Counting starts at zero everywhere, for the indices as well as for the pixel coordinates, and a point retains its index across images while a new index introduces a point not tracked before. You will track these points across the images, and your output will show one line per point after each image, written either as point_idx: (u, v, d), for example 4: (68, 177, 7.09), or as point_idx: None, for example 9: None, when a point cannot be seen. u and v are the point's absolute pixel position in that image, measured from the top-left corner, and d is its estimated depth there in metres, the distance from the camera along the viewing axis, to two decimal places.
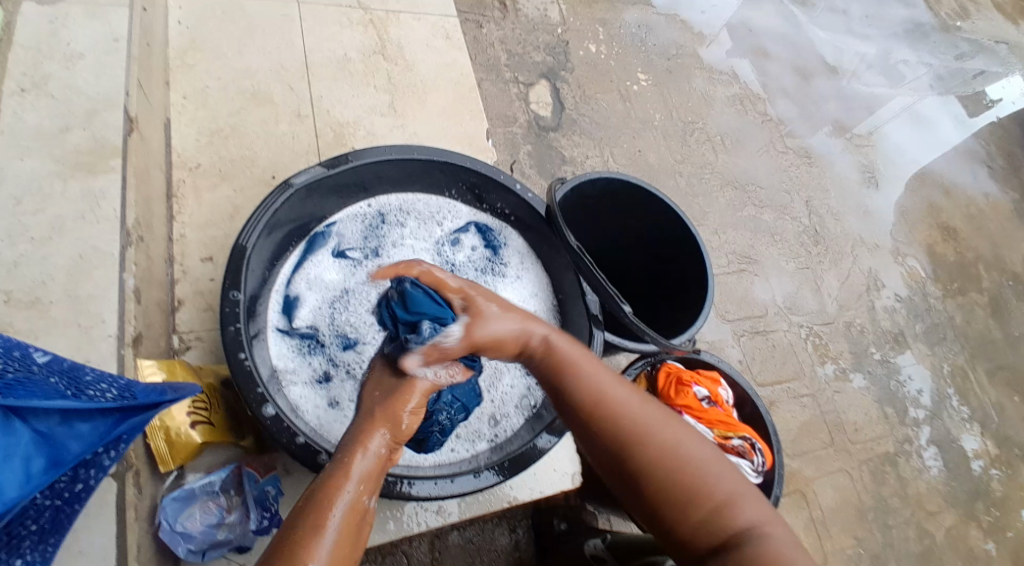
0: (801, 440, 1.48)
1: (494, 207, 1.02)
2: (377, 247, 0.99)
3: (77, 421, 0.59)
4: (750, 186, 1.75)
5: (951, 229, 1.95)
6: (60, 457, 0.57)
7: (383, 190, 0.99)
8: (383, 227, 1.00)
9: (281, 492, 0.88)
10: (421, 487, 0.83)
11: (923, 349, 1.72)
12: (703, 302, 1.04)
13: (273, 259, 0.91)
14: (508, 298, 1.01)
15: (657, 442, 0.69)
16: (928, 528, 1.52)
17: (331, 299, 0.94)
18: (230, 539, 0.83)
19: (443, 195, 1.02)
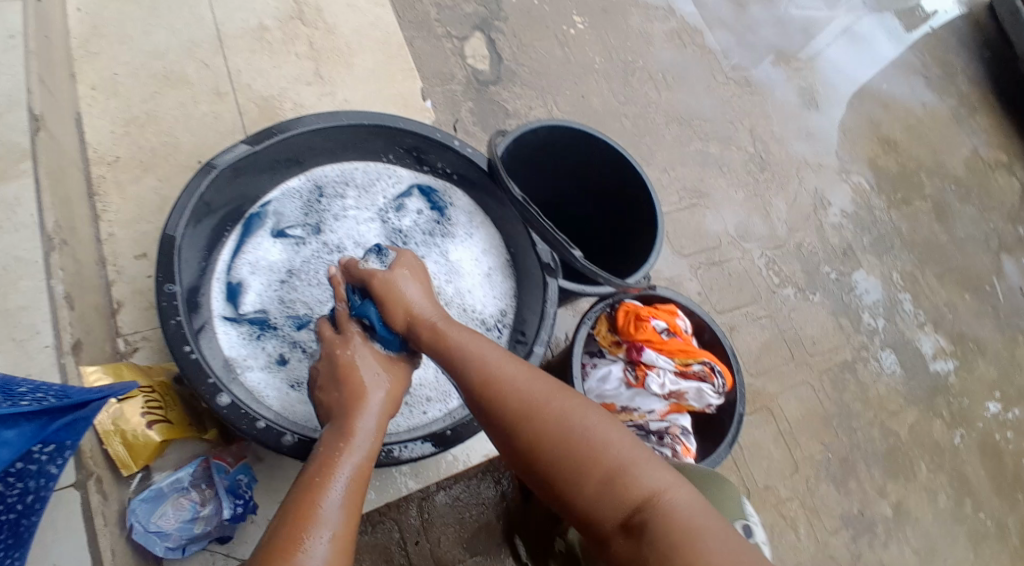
0: (763, 359, 1.55)
1: (435, 167, 1.05)
2: (319, 223, 1.03)
3: (5, 432, 0.67)
4: (695, 120, 1.77)
5: (892, 141, 2.00)
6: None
7: (317, 164, 1.02)
8: (321, 201, 1.04)
9: (253, 479, 0.98)
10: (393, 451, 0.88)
11: (873, 260, 1.79)
12: (654, 234, 1.07)
13: (208, 249, 0.95)
14: (458, 257, 1.05)
15: (551, 415, 0.77)
16: (890, 426, 1.61)
17: (278, 279, 0.99)
18: (208, 530, 0.93)
19: (381, 161, 1.05)
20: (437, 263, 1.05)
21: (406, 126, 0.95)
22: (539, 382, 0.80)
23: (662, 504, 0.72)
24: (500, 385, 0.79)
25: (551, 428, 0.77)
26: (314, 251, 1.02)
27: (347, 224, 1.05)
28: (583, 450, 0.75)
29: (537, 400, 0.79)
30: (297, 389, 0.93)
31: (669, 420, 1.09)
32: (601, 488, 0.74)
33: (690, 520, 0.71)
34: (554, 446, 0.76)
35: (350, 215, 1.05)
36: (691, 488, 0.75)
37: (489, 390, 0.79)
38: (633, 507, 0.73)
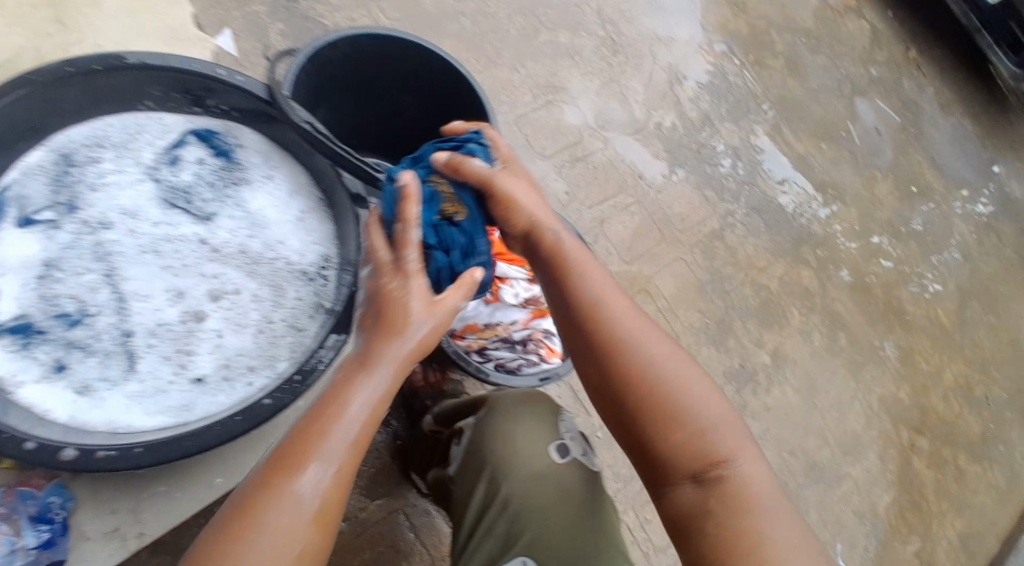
0: (636, 245, 1.59)
1: (209, 107, 0.98)
2: (73, 199, 0.94)
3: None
4: (539, 9, 1.70)
5: (739, 1, 2.00)
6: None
7: (62, 127, 0.93)
8: (71, 172, 0.94)
9: (69, 498, 0.87)
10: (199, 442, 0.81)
11: (731, 126, 1.83)
12: (487, 130, 1.04)
13: None
14: (256, 206, 1.00)
15: (652, 357, 0.80)
16: (762, 283, 1.71)
17: (36, 275, 0.90)
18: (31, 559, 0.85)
19: (139, 111, 0.98)
20: (233, 215, 0.99)
21: (152, 60, 0.88)
22: (639, 325, 0.83)
23: (730, 472, 0.76)
24: (602, 317, 0.82)
25: (645, 372, 0.79)
26: (74, 234, 0.92)
27: (106, 191, 0.95)
28: (669, 403, 0.78)
29: (642, 339, 0.81)
30: (86, 394, 0.86)
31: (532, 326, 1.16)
32: (680, 443, 0.78)
33: (757, 493, 0.76)
34: (636, 391, 0.79)
35: (111, 179, 0.96)
36: (762, 462, 0.79)
37: (593, 320, 0.82)
38: (700, 465, 0.77)
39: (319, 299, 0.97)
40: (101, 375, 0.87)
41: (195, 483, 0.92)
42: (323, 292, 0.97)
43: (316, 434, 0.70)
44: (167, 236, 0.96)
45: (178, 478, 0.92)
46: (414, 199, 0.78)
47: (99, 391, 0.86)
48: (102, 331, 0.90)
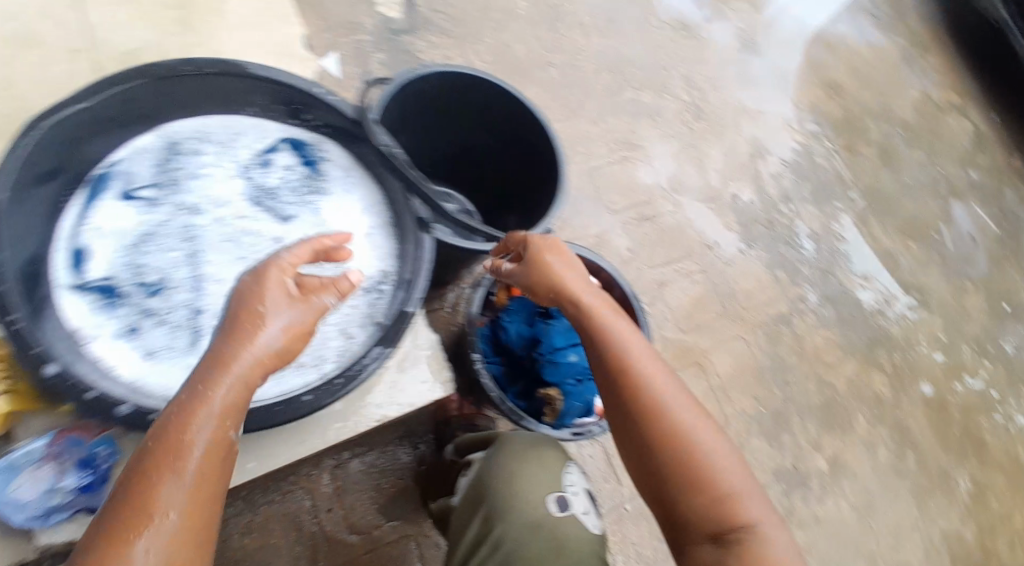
0: (695, 315, 1.51)
1: (307, 119, 0.94)
2: (173, 181, 0.92)
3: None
4: (626, 67, 1.69)
5: (836, 85, 1.94)
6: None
7: (168, 117, 0.91)
8: (176, 157, 0.92)
9: (116, 451, 0.79)
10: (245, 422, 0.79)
11: (813, 209, 1.75)
12: (558, 192, 1.00)
13: (52, 213, 0.85)
14: (335, 219, 0.95)
15: (675, 416, 0.74)
16: (827, 379, 1.59)
17: (131, 242, 0.89)
18: (68, 503, 0.77)
19: (242, 114, 0.94)
20: (312, 223, 0.94)
21: (264, 72, 0.84)
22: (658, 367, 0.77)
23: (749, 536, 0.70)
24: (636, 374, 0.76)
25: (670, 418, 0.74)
26: (168, 214, 0.91)
27: (202, 181, 0.93)
28: (687, 464, 0.72)
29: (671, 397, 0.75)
30: (150, 360, 0.85)
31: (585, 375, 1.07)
32: (702, 501, 0.71)
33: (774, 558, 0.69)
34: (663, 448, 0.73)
35: (210, 170, 0.93)
36: (784, 530, 0.72)
37: (624, 375, 0.76)
38: (724, 529, 0.70)
39: (372, 313, 0.92)
40: (168, 346, 0.86)
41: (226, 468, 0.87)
42: (379, 312, 0.92)
43: (161, 458, 0.61)
44: (249, 231, 0.92)
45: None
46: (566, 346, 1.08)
47: (162, 359, 0.85)
48: (174, 307, 0.88)
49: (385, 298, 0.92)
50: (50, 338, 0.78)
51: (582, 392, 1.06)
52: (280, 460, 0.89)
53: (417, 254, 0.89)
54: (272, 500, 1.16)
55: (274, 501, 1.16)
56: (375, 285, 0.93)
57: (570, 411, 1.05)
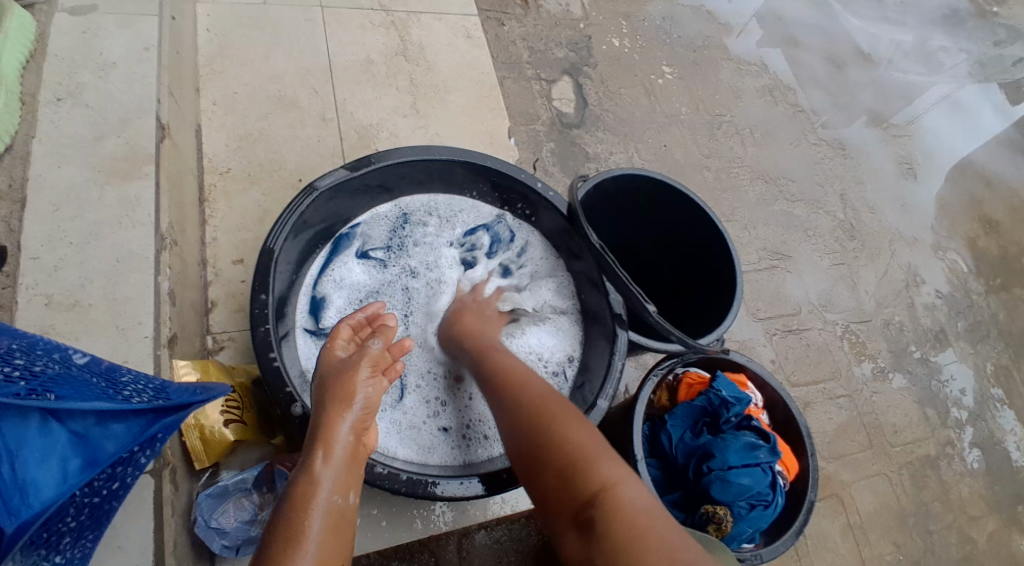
0: (837, 442, 1.45)
1: (516, 207, 1.02)
2: (399, 249, 1.01)
3: (112, 422, 0.57)
4: (781, 180, 1.71)
5: (995, 222, 1.89)
6: (95, 457, 0.55)
7: (405, 191, 0.99)
8: (405, 227, 1.01)
9: None
10: (449, 487, 0.83)
11: (965, 347, 1.67)
12: (732, 301, 1.03)
13: (300, 263, 0.92)
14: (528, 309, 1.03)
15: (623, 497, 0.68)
16: (972, 535, 1.47)
17: (358, 299, 0.96)
18: (262, 535, 0.80)
19: (465, 196, 1.02)
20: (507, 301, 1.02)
21: (494, 165, 0.96)
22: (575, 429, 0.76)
23: None
24: (579, 459, 0.72)
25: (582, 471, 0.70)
26: (392, 276, 1.00)
27: (422, 252, 1.02)
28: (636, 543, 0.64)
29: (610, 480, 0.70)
30: None
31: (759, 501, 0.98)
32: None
33: None
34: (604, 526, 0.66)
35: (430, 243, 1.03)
36: None
37: (570, 461, 0.72)
38: None
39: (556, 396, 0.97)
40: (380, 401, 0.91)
41: None
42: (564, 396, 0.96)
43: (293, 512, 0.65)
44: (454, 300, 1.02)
45: None
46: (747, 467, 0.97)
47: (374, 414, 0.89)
48: None
49: (568, 383, 0.98)
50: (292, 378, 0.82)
51: (754, 518, 0.97)
52: None
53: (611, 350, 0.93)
54: (390, 555, 1.04)
55: None
56: (557, 376, 1.00)
57: (739, 534, 0.97)
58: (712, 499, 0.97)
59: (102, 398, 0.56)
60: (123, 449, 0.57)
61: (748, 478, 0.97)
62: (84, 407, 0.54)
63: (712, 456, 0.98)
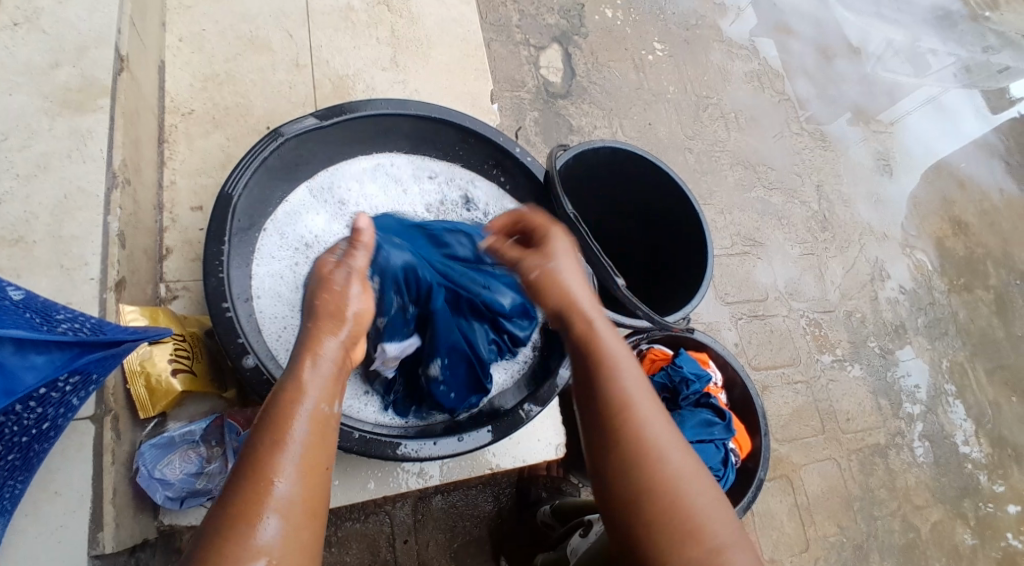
0: (791, 425, 1.47)
1: (490, 173, 0.99)
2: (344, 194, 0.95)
3: (33, 353, 0.54)
4: (760, 166, 1.71)
5: (963, 223, 1.91)
6: (12, 387, 0.53)
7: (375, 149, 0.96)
8: (357, 176, 0.95)
9: None
10: (421, 448, 0.80)
11: (924, 343, 1.70)
12: (702, 280, 1.03)
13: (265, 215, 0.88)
14: None
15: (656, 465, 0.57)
16: (913, 521, 1.51)
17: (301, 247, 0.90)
18: (209, 489, 0.77)
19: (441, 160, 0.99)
20: None
21: (471, 125, 0.94)
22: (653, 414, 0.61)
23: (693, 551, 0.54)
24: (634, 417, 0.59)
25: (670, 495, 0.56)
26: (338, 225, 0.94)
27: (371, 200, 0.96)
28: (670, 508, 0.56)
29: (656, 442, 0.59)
30: None
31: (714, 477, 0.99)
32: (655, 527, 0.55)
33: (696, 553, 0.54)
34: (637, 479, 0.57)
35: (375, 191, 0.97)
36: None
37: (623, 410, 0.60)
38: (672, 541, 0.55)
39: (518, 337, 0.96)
40: None
41: (352, 485, 0.91)
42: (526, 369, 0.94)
43: (268, 447, 0.53)
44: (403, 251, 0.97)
45: (342, 468, 0.91)
46: (704, 442, 0.99)
47: None
48: None
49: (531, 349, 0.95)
50: (251, 328, 0.78)
51: None
52: (397, 486, 0.92)
53: None
54: (346, 515, 1.06)
55: (354, 520, 1.07)
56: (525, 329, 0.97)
57: None
58: None
59: (22, 325, 0.54)
60: (45, 381, 0.55)
61: (702, 455, 0.98)
62: (2, 334, 0.52)
63: None
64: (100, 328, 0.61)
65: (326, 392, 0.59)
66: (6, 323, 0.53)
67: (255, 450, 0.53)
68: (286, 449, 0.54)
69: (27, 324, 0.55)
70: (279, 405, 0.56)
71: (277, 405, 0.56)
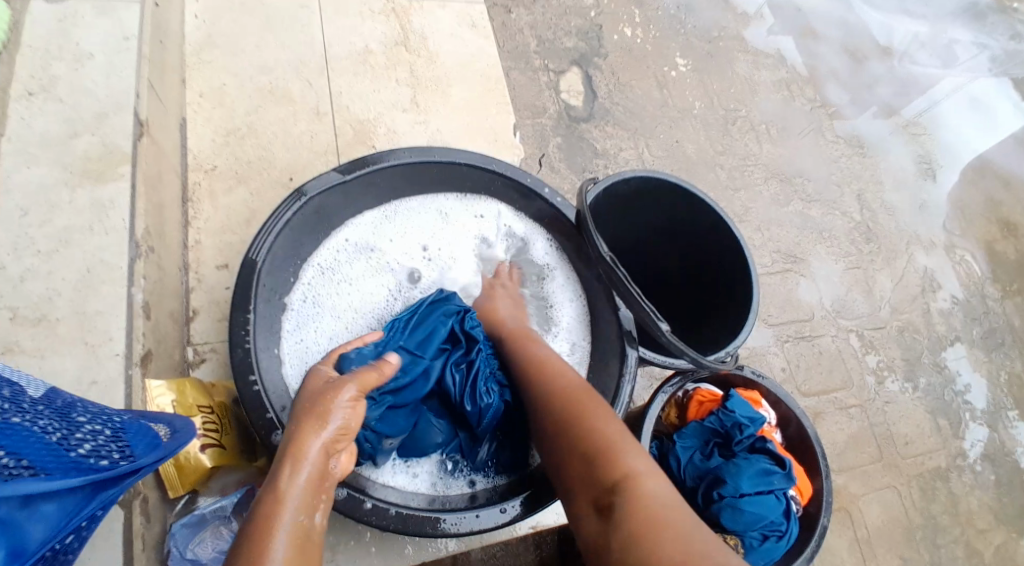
0: (847, 453, 1.40)
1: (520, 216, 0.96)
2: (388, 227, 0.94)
3: (43, 503, 0.47)
4: (797, 179, 1.65)
5: (1013, 225, 1.82)
6: (19, 546, 0.45)
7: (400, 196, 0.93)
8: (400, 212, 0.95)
9: None
10: (463, 521, 0.75)
11: (980, 355, 1.62)
12: (749, 311, 0.97)
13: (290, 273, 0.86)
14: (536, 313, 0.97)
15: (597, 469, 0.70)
16: (977, 547, 1.42)
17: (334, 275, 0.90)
18: None
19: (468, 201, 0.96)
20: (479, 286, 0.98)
21: (498, 168, 0.90)
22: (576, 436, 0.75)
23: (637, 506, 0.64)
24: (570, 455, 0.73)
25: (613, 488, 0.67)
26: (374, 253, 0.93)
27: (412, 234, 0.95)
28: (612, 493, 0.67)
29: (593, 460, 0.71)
30: None
31: (777, 531, 0.93)
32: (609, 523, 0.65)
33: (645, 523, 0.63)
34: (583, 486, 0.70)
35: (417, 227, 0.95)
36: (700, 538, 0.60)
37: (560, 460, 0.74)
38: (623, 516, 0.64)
39: None
40: None
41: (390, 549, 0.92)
42: None
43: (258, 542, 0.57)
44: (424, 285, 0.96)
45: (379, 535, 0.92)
46: (764, 492, 0.93)
47: None
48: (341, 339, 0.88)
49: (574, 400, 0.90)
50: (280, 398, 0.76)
51: (765, 550, 0.92)
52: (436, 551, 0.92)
53: (620, 371, 0.87)
54: None
55: None
56: None
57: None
58: (721, 527, 0.92)
59: (38, 467, 0.47)
60: (55, 534, 0.47)
61: (762, 506, 0.92)
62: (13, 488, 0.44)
63: (719, 482, 0.94)
64: (125, 444, 0.55)
65: (305, 487, 0.62)
66: (20, 465, 0.46)
67: (247, 548, 0.57)
68: (275, 540, 0.58)
69: (42, 465, 0.47)
70: (259, 522, 0.59)
71: (257, 521, 0.59)
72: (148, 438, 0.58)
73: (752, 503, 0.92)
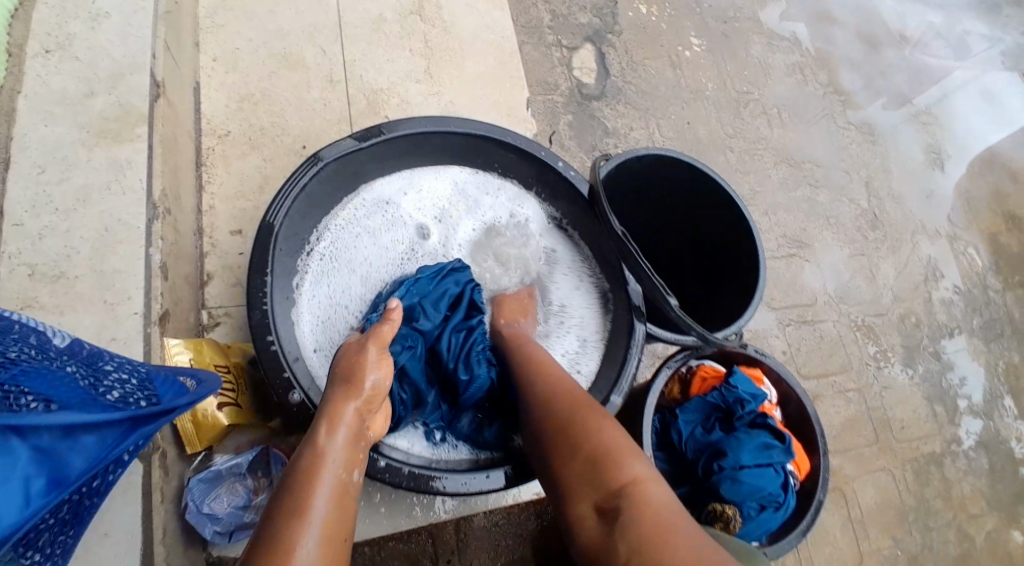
0: (843, 436, 1.42)
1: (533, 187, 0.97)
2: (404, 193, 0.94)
3: (84, 435, 0.50)
4: (807, 164, 1.65)
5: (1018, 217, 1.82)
6: (62, 476, 0.48)
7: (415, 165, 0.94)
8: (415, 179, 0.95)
9: None
10: (469, 482, 0.77)
11: (978, 344, 1.63)
12: (755, 288, 0.98)
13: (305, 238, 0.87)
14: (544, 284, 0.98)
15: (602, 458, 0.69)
16: (968, 532, 1.45)
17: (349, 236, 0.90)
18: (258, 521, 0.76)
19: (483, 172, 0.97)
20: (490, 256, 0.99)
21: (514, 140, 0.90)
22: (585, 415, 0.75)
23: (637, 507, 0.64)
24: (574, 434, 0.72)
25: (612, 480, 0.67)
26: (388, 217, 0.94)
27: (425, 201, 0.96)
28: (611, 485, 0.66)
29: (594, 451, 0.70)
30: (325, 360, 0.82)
31: (775, 503, 0.94)
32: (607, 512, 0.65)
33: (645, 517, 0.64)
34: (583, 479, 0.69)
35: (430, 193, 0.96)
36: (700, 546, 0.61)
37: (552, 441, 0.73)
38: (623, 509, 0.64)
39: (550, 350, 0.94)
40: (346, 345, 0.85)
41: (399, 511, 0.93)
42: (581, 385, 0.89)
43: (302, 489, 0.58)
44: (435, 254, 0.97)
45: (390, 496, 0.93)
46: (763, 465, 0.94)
47: None
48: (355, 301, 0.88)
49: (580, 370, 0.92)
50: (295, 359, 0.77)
51: (763, 521, 0.94)
52: None
53: (628, 344, 0.89)
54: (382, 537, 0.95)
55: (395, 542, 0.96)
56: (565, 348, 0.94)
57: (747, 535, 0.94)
58: (721, 498, 0.94)
59: (77, 404, 0.50)
60: (95, 465, 0.50)
61: (762, 479, 0.94)
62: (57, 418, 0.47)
63: (719, 455, 0.95)
64: (152, 391, 0.58)
65: (342, 444, 0.64)
66: (60, 401, 0.49)
67: (292, 494, 0.58)
68: (317, 488, 0.59)
69: (80, 401, 0.50)
70: (304, 475, 0.60)
71: (305, 472, 0.60)
72: (174, 386, 0.61)
73: (750, 475, 0.93)
